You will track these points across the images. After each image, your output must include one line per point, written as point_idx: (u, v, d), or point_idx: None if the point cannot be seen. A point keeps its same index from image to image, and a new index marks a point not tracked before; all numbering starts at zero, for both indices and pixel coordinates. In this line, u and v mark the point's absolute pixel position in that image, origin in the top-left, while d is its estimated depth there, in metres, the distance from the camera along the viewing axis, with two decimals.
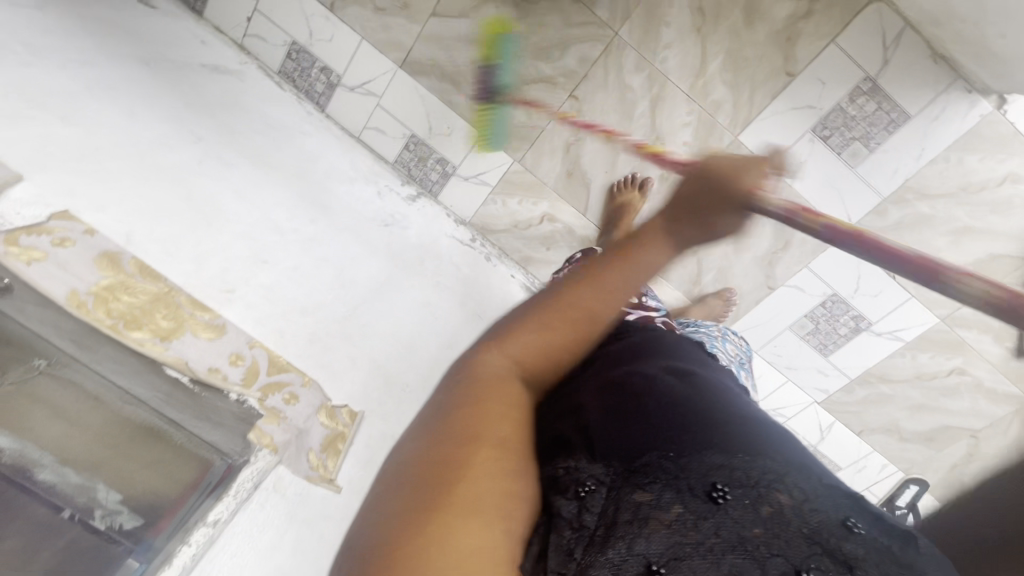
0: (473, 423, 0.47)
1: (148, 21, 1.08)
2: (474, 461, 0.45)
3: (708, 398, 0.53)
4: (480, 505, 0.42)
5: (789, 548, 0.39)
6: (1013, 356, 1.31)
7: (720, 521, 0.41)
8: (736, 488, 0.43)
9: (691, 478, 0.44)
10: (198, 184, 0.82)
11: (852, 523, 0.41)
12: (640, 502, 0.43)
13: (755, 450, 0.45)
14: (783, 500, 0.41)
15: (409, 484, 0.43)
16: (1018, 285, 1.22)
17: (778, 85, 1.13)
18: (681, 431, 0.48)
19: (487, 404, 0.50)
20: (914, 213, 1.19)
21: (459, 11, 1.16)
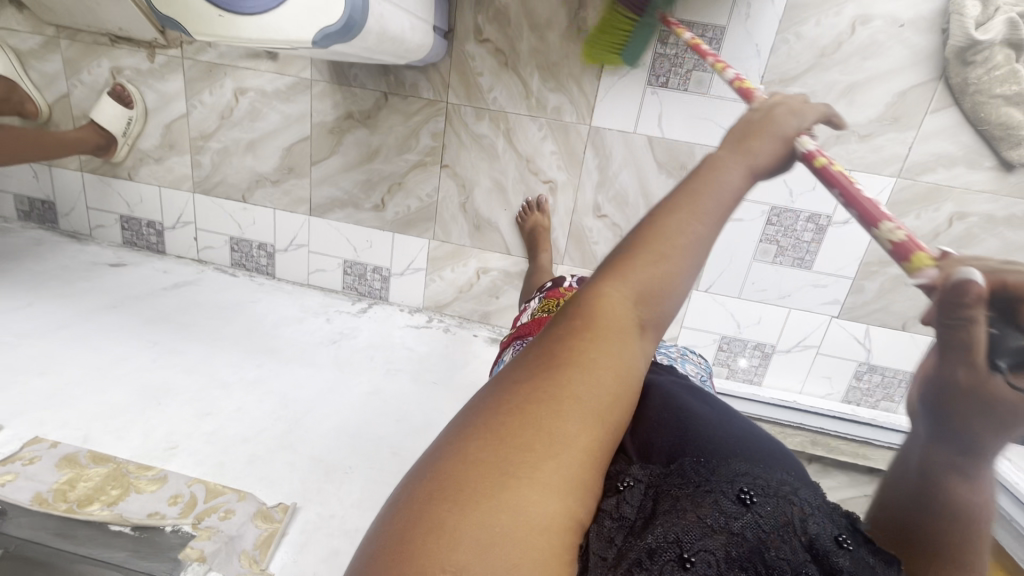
0: (578, 380, 0.34)
1: (119, 276, 1.38)
2: (577, 433, 0.33)
3: (721, 422, 0.51)
4: (559, 487, 0.31)
5: (792, 555, 0.35)
6: (1005, 173, 1.15)
7: (751, 523, 0.37)
8: (762, 495, 0.39)
9: (721, 482, 0.40)
10: (151, 376, 1.01)
11: (844, 540, 0.37)
12: (676, 498, 0.39)
13: (771, 465, 0.44)
14: (796, 509, 0.38)
15: (475, 436, 0.32)
16: (946, 106, 1.12)
17: (596, 66, 1.21)
18: (705, 441, 0.46)
19: (598, 365, 0.34)
20: (792, 99, 1.17)
21: (328, 151, 1.38)
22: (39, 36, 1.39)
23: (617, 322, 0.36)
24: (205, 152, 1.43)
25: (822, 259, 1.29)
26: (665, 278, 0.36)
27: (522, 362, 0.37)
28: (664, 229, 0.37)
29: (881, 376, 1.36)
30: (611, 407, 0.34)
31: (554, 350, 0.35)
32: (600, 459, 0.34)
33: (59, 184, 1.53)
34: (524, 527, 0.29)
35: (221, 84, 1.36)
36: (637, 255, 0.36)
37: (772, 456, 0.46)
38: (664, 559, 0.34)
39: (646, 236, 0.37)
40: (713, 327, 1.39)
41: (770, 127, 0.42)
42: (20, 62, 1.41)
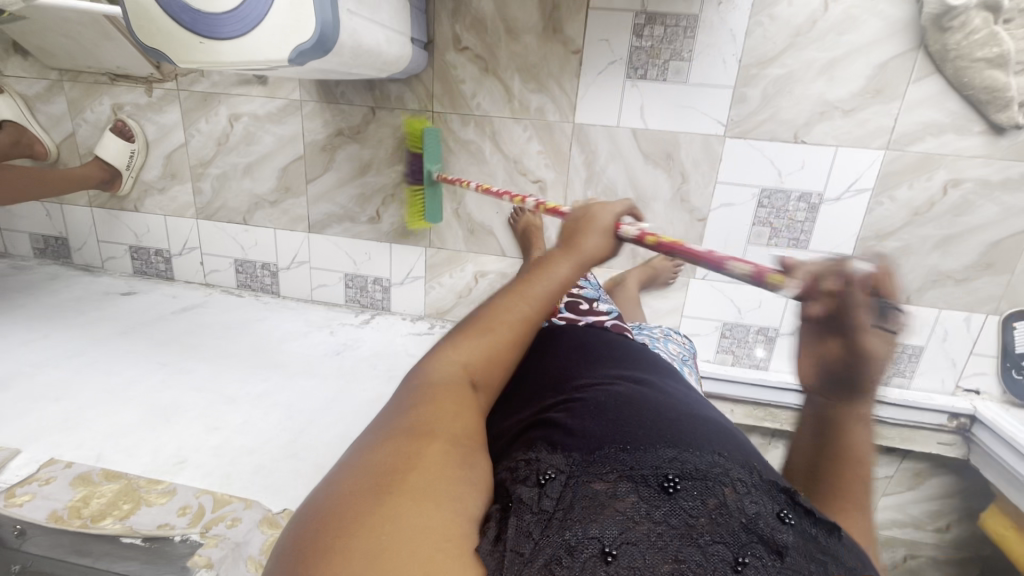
0: (427, 416, 0.45)
1: (129, 304, 1.43)
2: (433, 453, 0.42)
3: (659, 407, 0.55)
4: (434, 492, 0.39)
5: (727, 536, 0.42)
6: (997, 136, 1.14)
7: (672, 509, 0.43)
8: (687, 479, 0.45)
9: (644, 469, 0.46)
10: (161, 395, 1.05)
11: (786, 515, 0.44)
12: (597, 491, 0.44)
13: (700, 449, 0.49)
14: (727, 492, 0.45)
15: (356, 482, 0.40)
16: (928, 74, 1.12)
17: (575, 64, 1.23)
18: (634, 426, 0.51)
19: (443, 404, 0.47)
20: (772, 80, 1.17)
21: (321, 168, 1.41)
22: (44, 81, 1.46)
23: (449, 379, 0.50)
24: (205, 178, 1.48)
25: (818, 238, 1.28)
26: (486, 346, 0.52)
27: (382, 422, 0.47)
28: (487, 316, 0.55)
29: None
30: (459, 428, 0.46)
31: (407, 405, 0.47)
32: (462, 468, 0.43)
33: (71, 220, 1.60)
34: (412, 528, 0.36)
35: (216, 112, 1.41)
36: (469, 329, 0.54)
37: (694, 435, 0.51)
38: (588, 553, 0.39)
39: (479, 318, 0.55)
40: (713, 315, 1.39)
41: (593, 222, 0.62)
42: (28, 106, 1.48)
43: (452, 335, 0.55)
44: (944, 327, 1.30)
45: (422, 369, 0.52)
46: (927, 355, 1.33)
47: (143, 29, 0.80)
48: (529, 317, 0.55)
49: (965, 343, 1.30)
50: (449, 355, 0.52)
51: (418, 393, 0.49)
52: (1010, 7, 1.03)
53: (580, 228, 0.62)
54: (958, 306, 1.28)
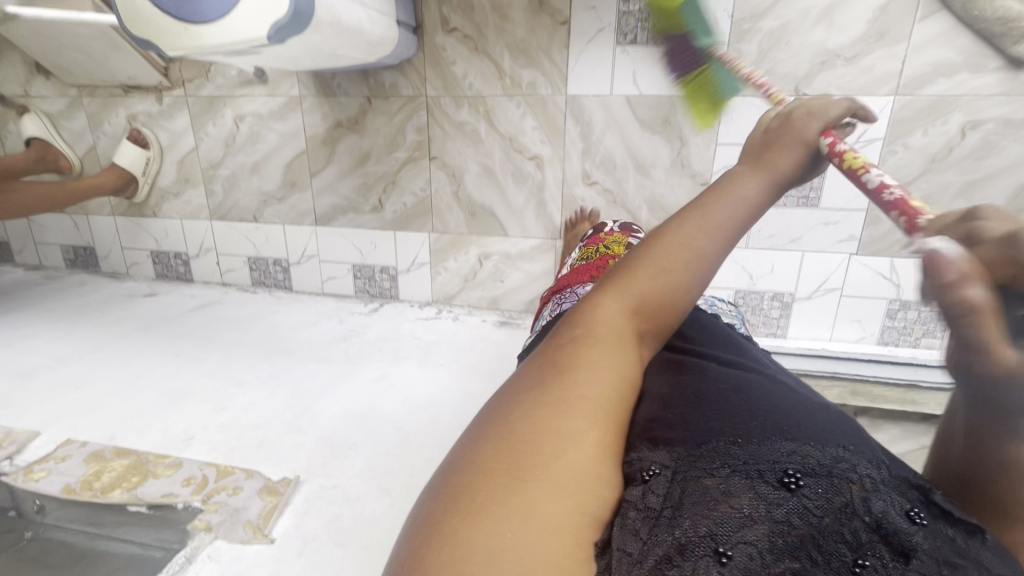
0: (576, 380, 0.38)
1: (150, 305, 1.49)
2: (587, 430, 0.36)
3: (766, 401, 0.47)
4: (571, 480, 0.33)
5: (855, 539, 0.34)
6: (1015, 70, 1.07)
7: (794, 507, 0.36)
8: (810, 475, 0.38)
9: (761, 463, 0.38)
10: (173, 380, 1.09)
11: (915, 514, 0.35)
12: (708, 486, 0.37)
13: (822, 441, 0.41)
14: (857, 490, 0.37)
15: (489, 448, 0.34)
16: (933, 11, 1.06)
17: (563, 35, 1.22)
18: (744, 418, 0.44)
19: (589, 365, 0.39)
20: (766, 34, 1.14)
21: (324, 162, 1.45)
22: (66, 98, 1.55)
23: (609, 334, 0.42)
24: (216, 181, 1.54)
25: (828, 195, 1.22)
26: (654, 294, 0.43)
27: (522, 381, 0.40)
28: (655, 250, 0.44)
29: (916, 312, 1.27)
30: (609, 400, 0.39)
31: (551, 362, 0.40)
32: (601, 450, 0.36)
33: (98, 230, 1.69)
34: (544, 517, 0.30)
35: (222, 114, 1.46)
36: (636, 263, 0.44)
37: (819, 430, 0.43)
38: (700, 554, 0.32)
39: (653, 249, 0.44)
40: (724, 283, 1.35)
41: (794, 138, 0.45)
42: (52, 122, 1.57)
43: (611, 274, 0.46)
44: None
45: (580, 314, 0.44)
46: None
47: (133, 22, 0.84)
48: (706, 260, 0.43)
49: None
50: (608, 300, 0.43)
51: (575, 342, 0.41)
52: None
53: (776, 138, 0.46)
54: None
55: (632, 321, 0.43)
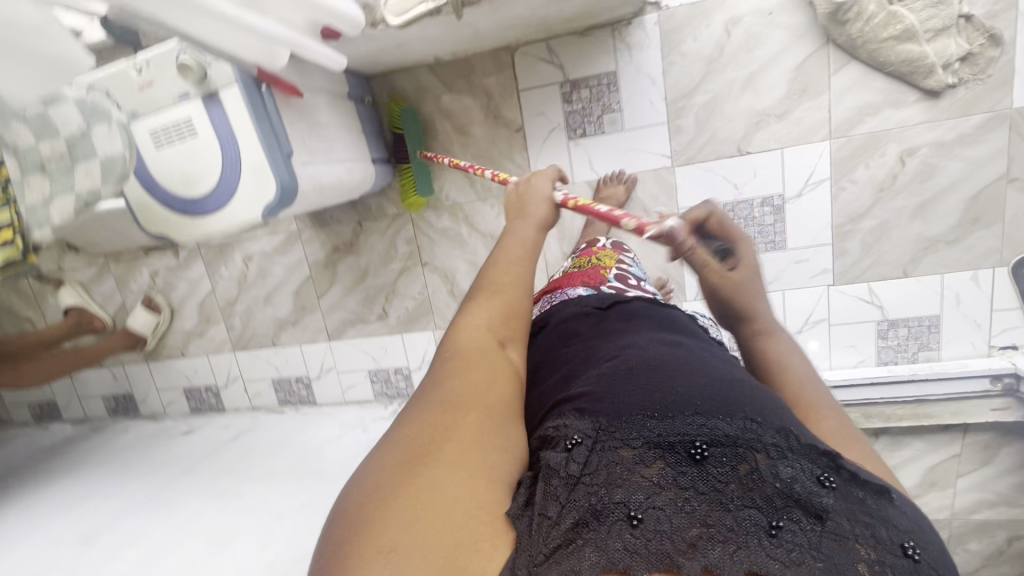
0: (460, 384, 0.52)
1: (189, 443, 1.60)
2: (464, 419, 0.49)
3: (684, 377, 0.58)
4: (464, 461, 0.46)
5: (762, 502, 0.45)
6: (934, 100, 1.16)
7: (699, 475, 0.47)
8: (715, 447, 0.48)
9: (672, 438, 0.50)
10: (219, 523, 1.16)
11: (826, 479, 0.47)
12: (622, 458, 0.49)
13: (730, 416, 0.52)
14: (759, 458, 0.48)
15: (398, 451, 0.46)
16: (846, 63, 1.17)
17: (521, 139, 1.36)
18: (657, 394, 0.55)
19: (472, 374, 0.53)
20: (700, 108, 1.25)
21: (328, 283, 1.58)
22: (94, 267, 1.73)
23: (474, 348, 0.56)
24: (235, 316, 1.68)
25: (794, 235, 1.30)
26: (501, 313, 0.60)
27: (420, 396, 0.53)
28: (490, 284, 0.63)
29: (906, 328, 1.31)
30: (490, 395, 0.52)
31: (438, 379, 0.53)
32: (492, 436, 0.49)
33: (135, 377, 1.83)
34: (446, 494, 0.43)
35: (233, 258, 1.62)
36: (484, 294, 0.62)
37: (717, 404, 0.54)
38: (615, 518, 0.45)
39: (493, 292, 0.62)
40: None
41: (533, 196, 0.77)
42: (87, 291, 1.75)
43: (463, 306, 0.62)
44: (954, 290, 1.26)
45: (450, 340, 0.58)
46: (946, 321, 1.28)
47: (150, 221, 0.97)
48: (524, 283, 0.64)
49: (983, 302, 1.26)
50: (472, 323, 0.59)
51: (445, 360, 0.56)
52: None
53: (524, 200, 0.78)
54: (960, 266, 1.25)
55: (493, 334, 0.58)
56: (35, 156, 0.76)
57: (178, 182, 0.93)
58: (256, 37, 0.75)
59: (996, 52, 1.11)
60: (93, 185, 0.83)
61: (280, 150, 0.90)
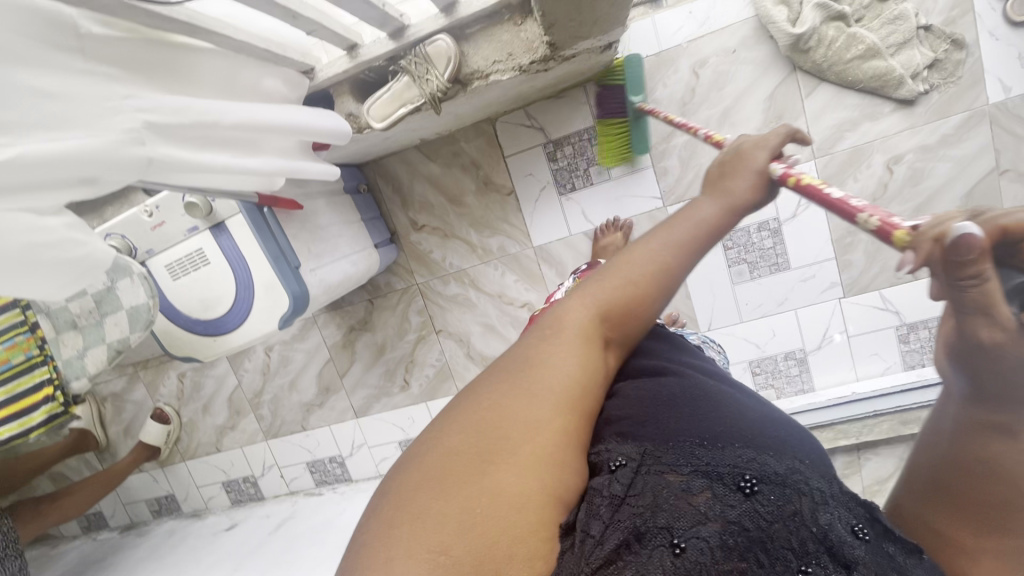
0: (548, 379, 0.41)
1: (234, 538, 1.61)
2: (543, 422, 0.39)
3: (736, 405, 0.49)
4: (523, 483, 0.36)
5: (802, 547, 0.39)
6: (910, 107, 1.18)
7: (745, 511, 0.40)
8: (767, 482, 0.41)
9: (721, 465, 0.42)
10: None
11: (861, 530, 0.42)
12: (669, 483, 0.41)
13: (781, 450, 0.44)
14: (806, 500, 0.41)
15: (461, 437, 0.38)
16: (816, 86, 1.20)
17: (514, 201, 1.40)
18: (709, 419, 0.46)
19: (561, 371, 0.42)
20: (682, 147, 1.29)
21: (348, 362, 1.61)
22: (123, 377, 1.79)
23: (575, 335, 0.44)
24: (263, 406, 1.72)
25: (795, 255, 1.31)
26: (622, 306, 0.45)
27: (501, 371, 0.43)
28: (626, 260, 0.46)
29: (927, 329, 1.30)
30: (573, 404, 0.41)
31: (528, 364, 0.42)
32: (564, 458, 0.39)
33: (174, 477, 1.87)
34: (491, 514, 0.35)
35: (254, 351, 1.67)
36: (610, 269, 0.47)
37: (776, 440, 0.45)
38: (656, 544, 0.37)
39: (613, 265, 0.47)
40: (736, 357, 1.42)
41: (739, 168, 0.50)
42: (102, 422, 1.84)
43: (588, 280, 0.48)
44: None
45: (555, 315, 0.46)
46: None
47: (175, 346, 1.02)
48: (668, 272, 0.46)
49: None
50: (584, 301, 0.45)
51: (539, 333, 0.44)
52: (851, 14, 1.13)
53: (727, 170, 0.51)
54: None
55: (602, 329, 0.45)
56: (70, 315, 1.07)
57: (198, 308, 0.97)
58: (258, 177, 0.82)
59: (961, 55, 1.14)
60: (123, 331, 1.00)
61: (289, 264, 0.95)
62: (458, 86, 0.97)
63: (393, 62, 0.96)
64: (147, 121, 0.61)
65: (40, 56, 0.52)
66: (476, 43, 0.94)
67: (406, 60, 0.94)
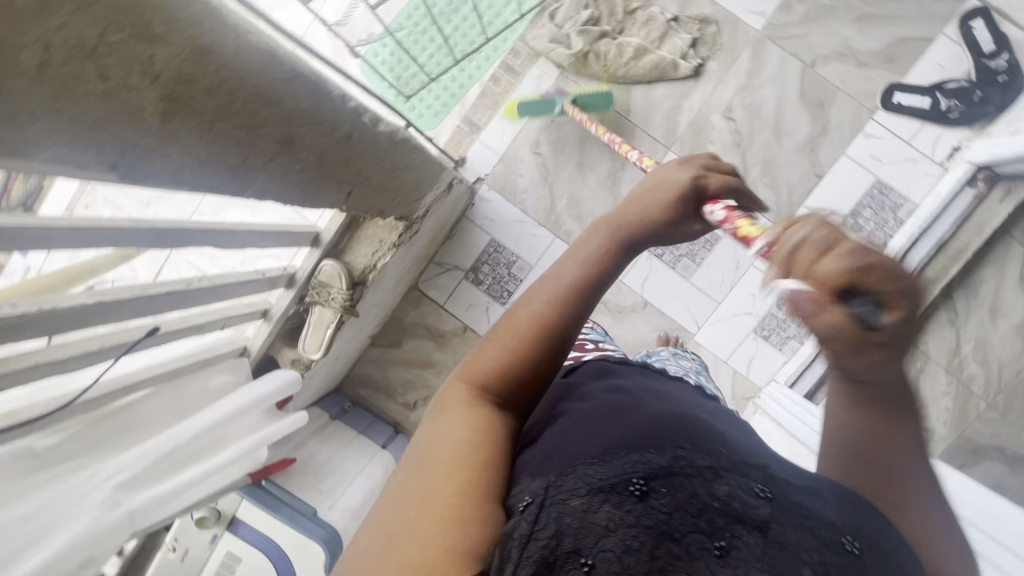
0: (440, 448, 0.38)
1: None
2: (437, 484, 0.35)
3: (629, 407, 0.44)
4: (427, 552, 0.31)
5: (707, 524, 0.34)
6: (707, 72, 1.35)
7: (647, 511, 0.34)
8: (661, 475, 0.35)
9: (616, 467, 0.36)
10: None
11: (761, 490, 0.37)
12: (570, 506, 0.33)
13: (669, 436, 0.39)
14: (700, 477, 0.36)
15: (364, 546, 0.33)
16: (629, 103, 1.37)
17: (472, 335, 1.48)
18: (603, 430, 0.40)
19: (454, 437, 0.39)
20: (568, 208, 1.42)
21: None
22: None
23: (460, 406, 0.42)
24: None
25: (715, 225, 1.39)
26: (512, 352, 0.44)
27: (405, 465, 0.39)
28: (509, 318, 0.46)
29: (869, 208, 1.34)
30: (470, 459, 0.37)
31: (424, 449, 0.39)
32: (471, 501, 0.34)
33: None
34: None
35: None
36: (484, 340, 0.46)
37: (667, 426, 0.40)
38: (568, 571, 0.31)
39: (504, 323, 0.46)
40: (740, 334, 1.41)
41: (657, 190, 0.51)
42: None
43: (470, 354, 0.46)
44: (866, 155, 1.33)
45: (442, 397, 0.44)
46: (889, 179, 1.32)
47: None
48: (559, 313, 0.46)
49: (898, 144, 1.32)
50: (466, 372, 0.45)
51: (431, 419, 0.42)
52: (612, 29, 1.34)
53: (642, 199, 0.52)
54: (850, 137, 1.33)
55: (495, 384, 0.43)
56: None
57: None
58: (240, 459, 0.92)
59: (713, 27, 1.34)
60: None
61: (305, 514, 1.01)
62: (360, 286, 1.11)
63: (301, 302, 1.11)
64: (117, 485, 0.70)
65: (5, 491, 0.61)
66: (352, 250, 1.09)
67: (310, 294, 1.08)
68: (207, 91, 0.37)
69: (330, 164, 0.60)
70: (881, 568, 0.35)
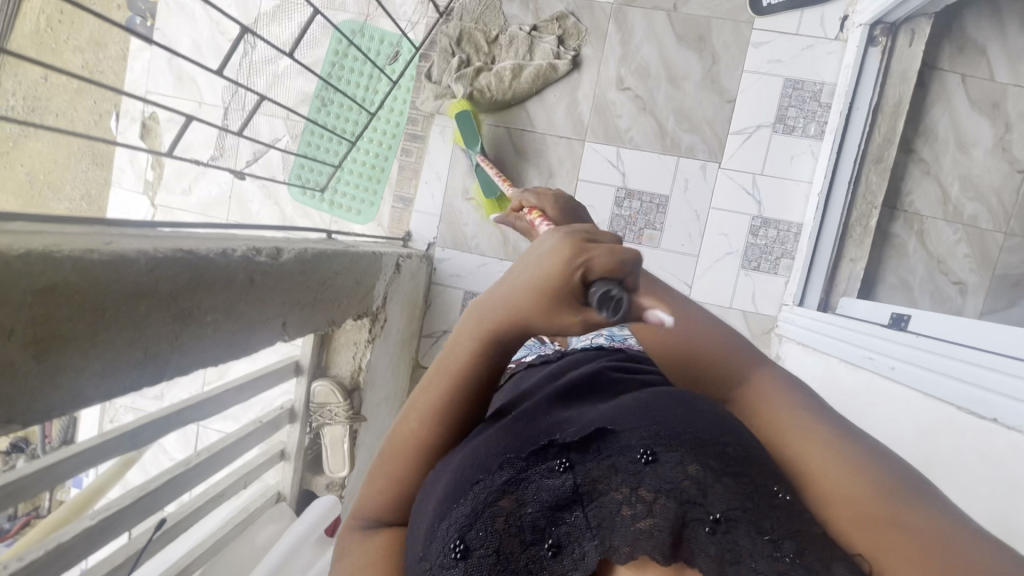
0: None
1: None
2: None
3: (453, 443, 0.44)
4: None
5: (535, 530, 0.37)
6: (586, 58, 1.39)
7: (484, 563, 0.36)
8: (475, 524, 0.37)
9: (441, 546, 0.37)
10: None
11: (564, 460, 0.38)
12: None
13: (472, 470, 0.39)
14: (504, 498, 0.37)
15: None
16: (531, 117, 1.42)
17: None
18: (429, 496, 0.41)
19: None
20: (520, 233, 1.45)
21: None
22: None
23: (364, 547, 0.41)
24: None
25: (660, 187, 1.39)
26: (398, 480, 0.43)
27: None
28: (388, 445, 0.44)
29: (794, 106, 1.34)
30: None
31: None
32: None
33: None
34: None
35: None
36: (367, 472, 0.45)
37: (487, 449, 0.40)
38: None
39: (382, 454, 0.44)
40: (733, 275, 1.39)
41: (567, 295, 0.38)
42: None
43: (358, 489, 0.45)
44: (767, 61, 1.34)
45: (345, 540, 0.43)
46: (797, 74, 1.33)
47: None
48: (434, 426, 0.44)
49: (789, 40, 1.33)
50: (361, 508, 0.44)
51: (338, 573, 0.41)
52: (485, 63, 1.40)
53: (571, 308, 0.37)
54: (741, 54, 1.34)
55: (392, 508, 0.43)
56: None
57: None
58: None
59: (572, 18, 1.39)
60: None
61: None
62: (355, 392, 1.14)
63: (311, 429, 1.14)
64: None
65: None
66: (334, 361, 1.13)
67: (315, 419, 1.12)
68: (72, 318, 0.41)
69: (243, 311, 0.63)
70: (678, 453, 0.36)
